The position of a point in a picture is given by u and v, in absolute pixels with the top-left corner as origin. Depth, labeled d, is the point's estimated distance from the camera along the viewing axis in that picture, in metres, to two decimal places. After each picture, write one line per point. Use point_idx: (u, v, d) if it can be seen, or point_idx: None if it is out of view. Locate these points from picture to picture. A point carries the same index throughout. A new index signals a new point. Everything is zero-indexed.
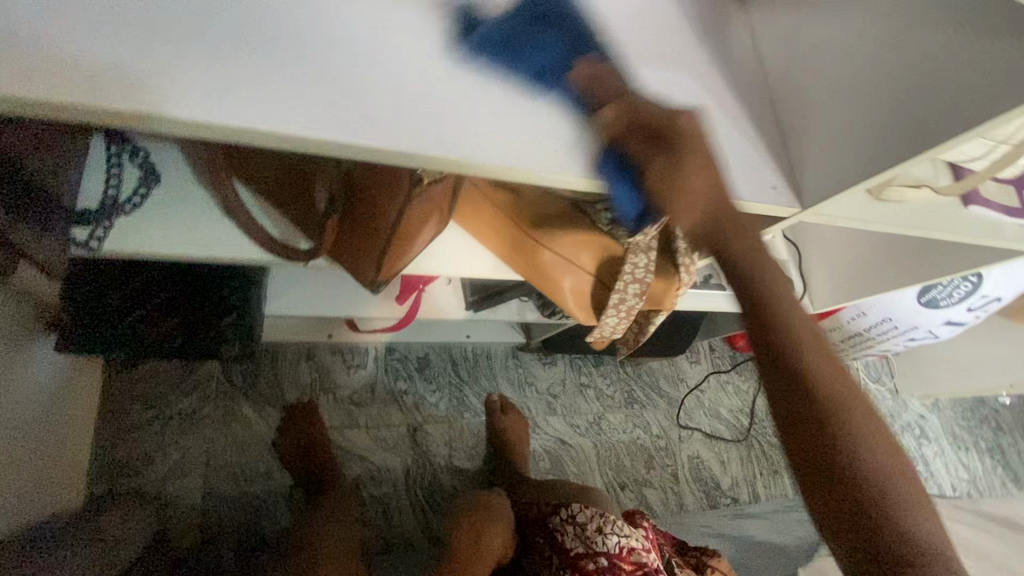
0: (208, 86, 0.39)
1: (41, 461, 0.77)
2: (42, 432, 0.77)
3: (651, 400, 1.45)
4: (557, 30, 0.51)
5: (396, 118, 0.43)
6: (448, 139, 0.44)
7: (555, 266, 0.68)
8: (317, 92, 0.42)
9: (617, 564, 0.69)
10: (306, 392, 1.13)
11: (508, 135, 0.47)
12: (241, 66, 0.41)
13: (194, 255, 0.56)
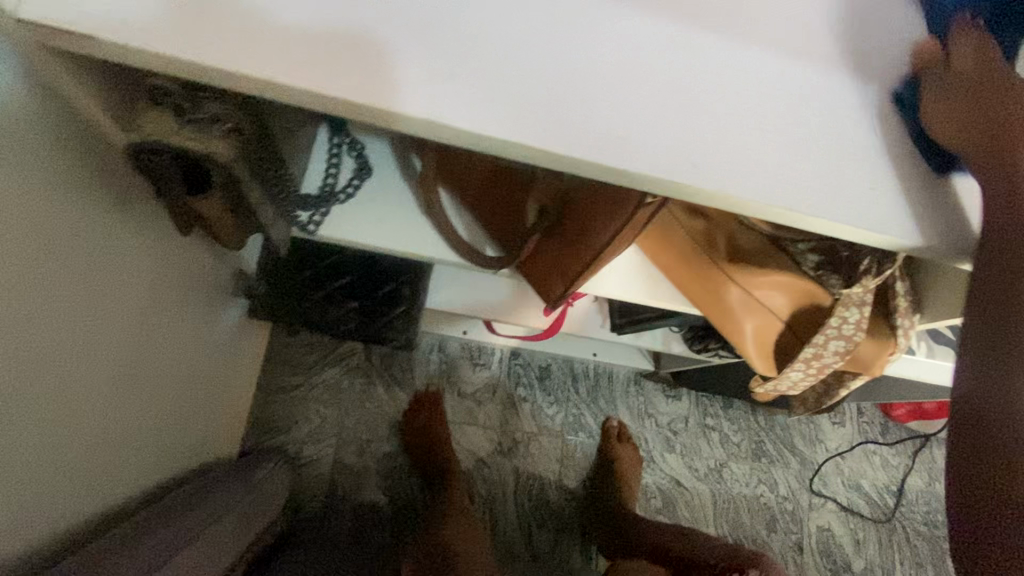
0: (455, 72, 0.34)
1: (203, 412, 0.85)
2: (210, 386, 0.85)
3: (782, 457, 1.31)
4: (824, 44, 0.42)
5: (636, 132, 0.36)
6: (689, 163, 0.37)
7: (743, 305, 0.62)
8: (560, 92, 0.36)
9: None
10: (434, 382, 1.16)
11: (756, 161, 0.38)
12: (482, 47, 0.35)
13: (393, 249, 0.58)
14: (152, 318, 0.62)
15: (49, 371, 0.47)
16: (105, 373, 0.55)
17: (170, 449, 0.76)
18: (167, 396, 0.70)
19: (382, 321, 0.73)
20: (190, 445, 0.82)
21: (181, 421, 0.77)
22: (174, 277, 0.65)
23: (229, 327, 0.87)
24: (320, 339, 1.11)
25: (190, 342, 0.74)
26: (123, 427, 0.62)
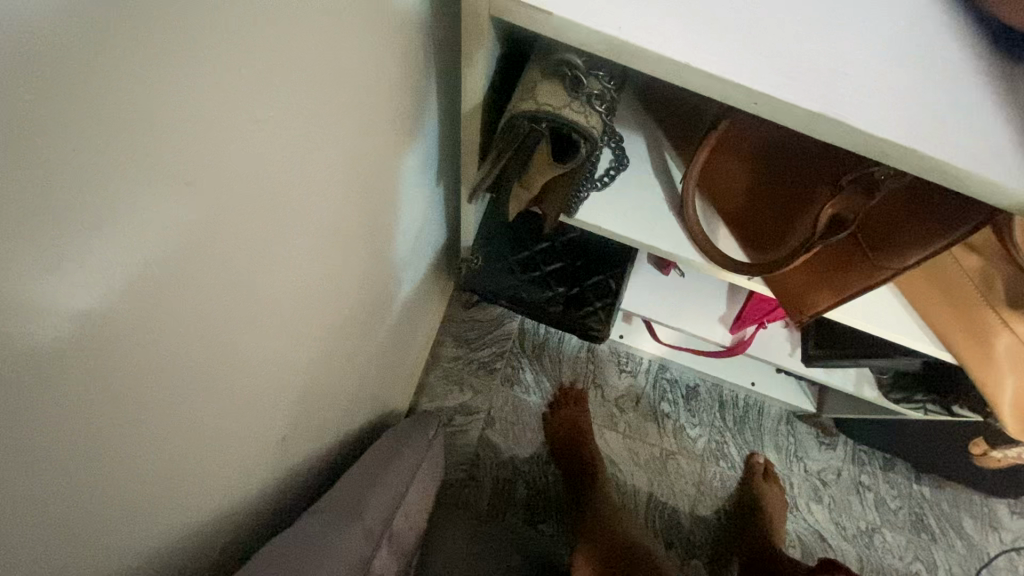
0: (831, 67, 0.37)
1: (393, 367, 0.93)
2: (401, 343, 0.92)
3: (947, 538, 1.16)
4: None
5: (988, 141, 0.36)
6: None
7: (1016, 358, 0.56)
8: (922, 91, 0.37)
9: None
10: (580, 378, 1.17)
11: None
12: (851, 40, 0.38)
13: (640, 240, 0.60)
14: (393, 268, 0.69)
15: (335, 295, 0.54)
16: (362, 311, 0.63)
17: (371, 394, 0.84)
18: (381, 341, 0.78)
19: (586, 310, 0.75)
20: (379, 394, 0.89)
21: (380, 369, 0.84)
22: (412, 231, 0.72)
23: (424, 290, 0.93)
24: (483, 318, 1.16)
25: (403, 293, 0.81)
26: (359, 362, 0.70)
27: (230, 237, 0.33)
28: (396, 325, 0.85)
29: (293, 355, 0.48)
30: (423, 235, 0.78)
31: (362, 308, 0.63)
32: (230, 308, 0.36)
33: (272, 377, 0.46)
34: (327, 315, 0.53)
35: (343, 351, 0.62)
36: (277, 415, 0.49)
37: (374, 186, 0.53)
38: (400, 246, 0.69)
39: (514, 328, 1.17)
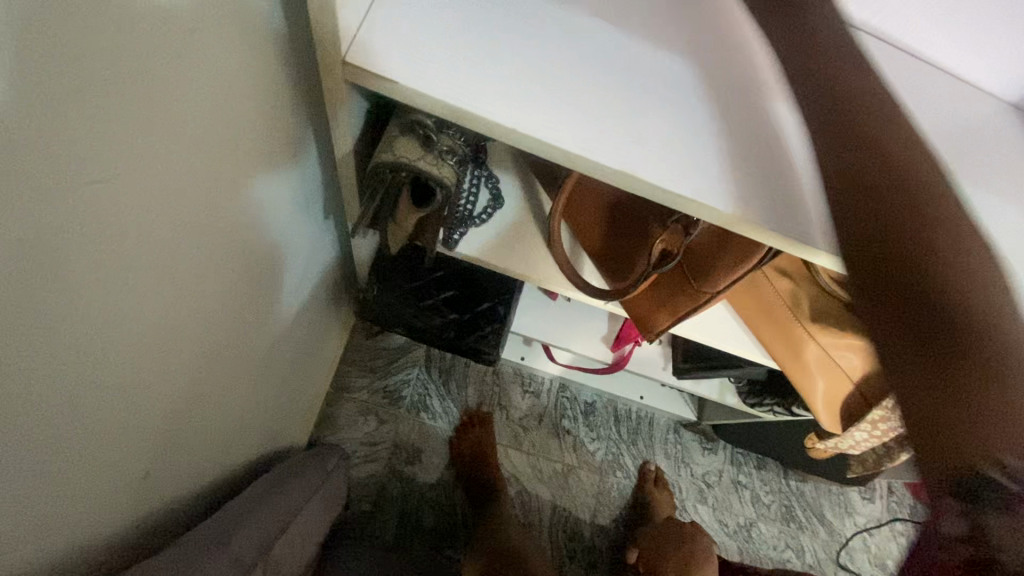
0: (561, 108, 0.44)
1: (285, 398, 0.92)
2: (293, 372, 0.91)
3: (811, 525, 1.33)
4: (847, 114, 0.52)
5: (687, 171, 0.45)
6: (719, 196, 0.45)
7: (820, 365, 0.68)
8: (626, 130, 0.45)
9: None
10: (486, 401, 1.21)
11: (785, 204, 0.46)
12: (576, 91, 0.45)
13: (515, 271, 0.66)
14: (277, 297, 0.70)
15: (209, 333, 0.54)
16: (240, 341, 0.63)
17: (257, 425, 0.83)
18: (267, 371, 0.78)
19: (476, 336, 0.80)
20: (268, 429, 0.88)
21: (269, 403, 0.84)
22: (295, 261, 0.73)
23: (316, 318, 0.93)
24: (388, 347, 1.18)
25: (292, 322, 0.81)
26: (241, 392, 0.70)
27: (88, 284, 0.34)
28: (288, 357, 0.85)
29: (160, 387, 0.48)
30: (313, 267, 0.80)
31: (240, 337, 0.63)
32: (88, 351, 0.37)
33: (135, 408, 0.46)
34: (196, 347, 0.53)
35: (218, 380, 0.61)
36: (143, 452, 0.49)
37: (246, 218, 0.54)
38: (283, 275, 0.70)
39: (420, 355, 1.19)
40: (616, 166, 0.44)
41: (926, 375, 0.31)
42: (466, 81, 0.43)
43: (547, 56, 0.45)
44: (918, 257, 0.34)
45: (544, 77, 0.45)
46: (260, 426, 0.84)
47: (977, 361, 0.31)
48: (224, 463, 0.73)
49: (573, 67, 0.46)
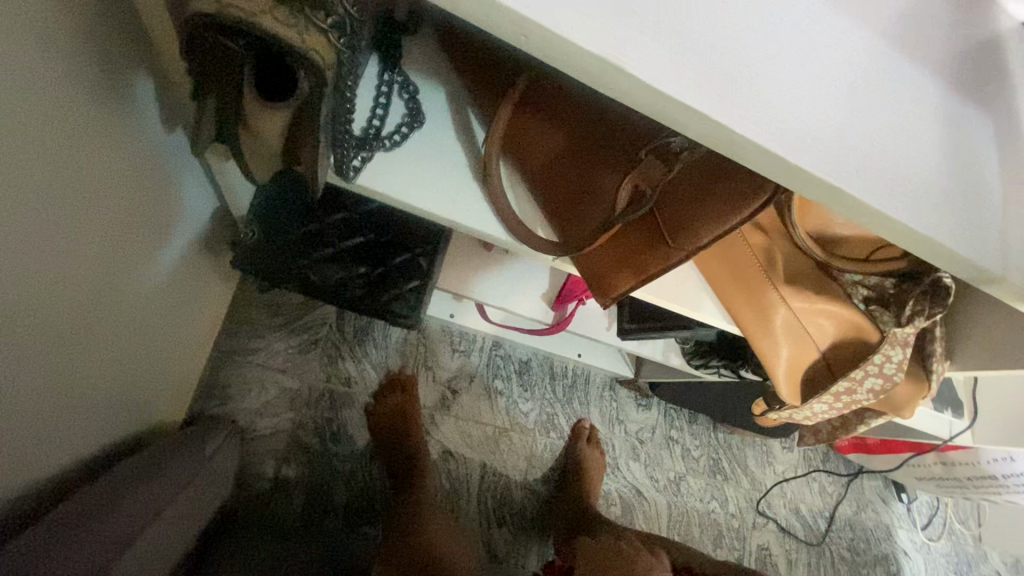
0: None
1: (152, 364, 0.72)
2: (160, 333, 0.71)
3: (735, 476, 1.35)
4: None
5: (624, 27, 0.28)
6: (661, 72, 0.29)
7: (788, 332, 0.60)
8: None
9: None
10: (409, 363, 1.07)
11: (743, 94, 0.30)
12: None
13: (439, 215, 0.50)
14: (92, 230, 0.50)
15: None
16: (40, 291, 0.44)
17: (109, 404, 0.64)
18: (109, 334, 0.58)
19: (389, 296, 0.64)
20: (128, 409, 0.69)
21: (123, 378, 0.65)
22: (120, 179, 0.52)
23: (186, 264, 0.73)
24: (289, 302, 0.99)
25: (135, 270, 0.60)
26: (60, 362, 0.50)
27: None
28: (144, 318, 0.65)
29: None
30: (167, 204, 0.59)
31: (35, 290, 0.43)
32: None
33: None
34: None
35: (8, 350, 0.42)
36: None
37: None
38: (98, 200, 0.50)
39: (330, 312, 1.02)
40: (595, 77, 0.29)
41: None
42: None
43: None
44: None
45: None
46: (114, 404, 0.65)
47: None
48: (55, 454, 0.54)
49: None
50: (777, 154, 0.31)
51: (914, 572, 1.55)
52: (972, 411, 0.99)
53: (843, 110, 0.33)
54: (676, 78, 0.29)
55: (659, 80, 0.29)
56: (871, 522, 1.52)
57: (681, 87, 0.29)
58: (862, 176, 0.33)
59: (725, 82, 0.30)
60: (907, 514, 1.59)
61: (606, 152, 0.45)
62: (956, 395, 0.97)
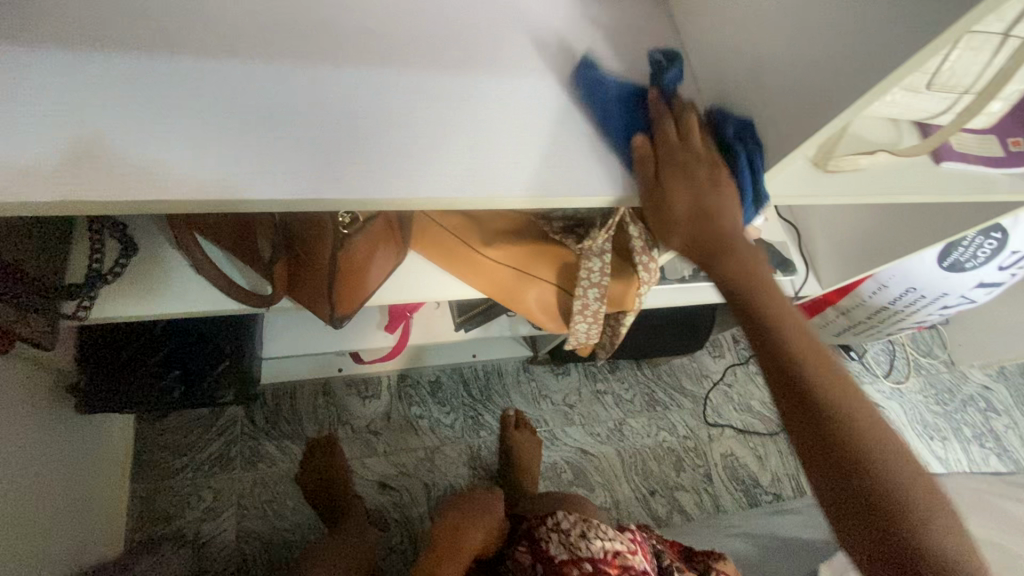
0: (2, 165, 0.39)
1: (65, 505, 0.83)
2: (60, 483, 0.81)
3: (675, 401, 1.43)
4: (323, 49, 0.49)
5: (98, 175, 0.40)
6: (128, 188, 0.40)
7: (516, 280, 0.70)
8: (62, 156, 0.40)
9: (602, 569, 0.64)
10: (326, 426, 1.17)
11: (209, 171, 0.42)
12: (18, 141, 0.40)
13: (179, 312, 0.62)
14: None
15: None
16: None
17: (30, 554, 0.74)
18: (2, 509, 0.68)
19: (207, 383, 0.76)
20: (56, 558, 0.80)
21: (39, 536, 0.76)
22: None
23: (63, 424, 0.82)
24: (197, 417, 1.11)
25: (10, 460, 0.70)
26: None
27: None
28: (46, 480, 0.78)
29: None
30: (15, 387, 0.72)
31: None
32: None
33: None
34: None
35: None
36: None
37: None
38: None
39: (238, 411, 1.13)
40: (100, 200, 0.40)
41: (813, 437, 0.48)
42: None
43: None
44: (807, 395, 0.48)
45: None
46: (40, 553, 0.76)
47: (836, 423, 0.48)
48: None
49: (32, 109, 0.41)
50: (261, 195, 0.42)
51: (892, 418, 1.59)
52: (808, 262, 1.07)
53: (317, 145, 0.45)
54: (143, 183, 0.41)
55: (133, 192, 0.40)
56: None
57: (126, 187, 0.40)
58: (347, 180, 0.44)
59: (193, 172, 0.42)
60: (864, 369, 1.64)
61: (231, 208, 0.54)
62: (785, 256, 1.05)
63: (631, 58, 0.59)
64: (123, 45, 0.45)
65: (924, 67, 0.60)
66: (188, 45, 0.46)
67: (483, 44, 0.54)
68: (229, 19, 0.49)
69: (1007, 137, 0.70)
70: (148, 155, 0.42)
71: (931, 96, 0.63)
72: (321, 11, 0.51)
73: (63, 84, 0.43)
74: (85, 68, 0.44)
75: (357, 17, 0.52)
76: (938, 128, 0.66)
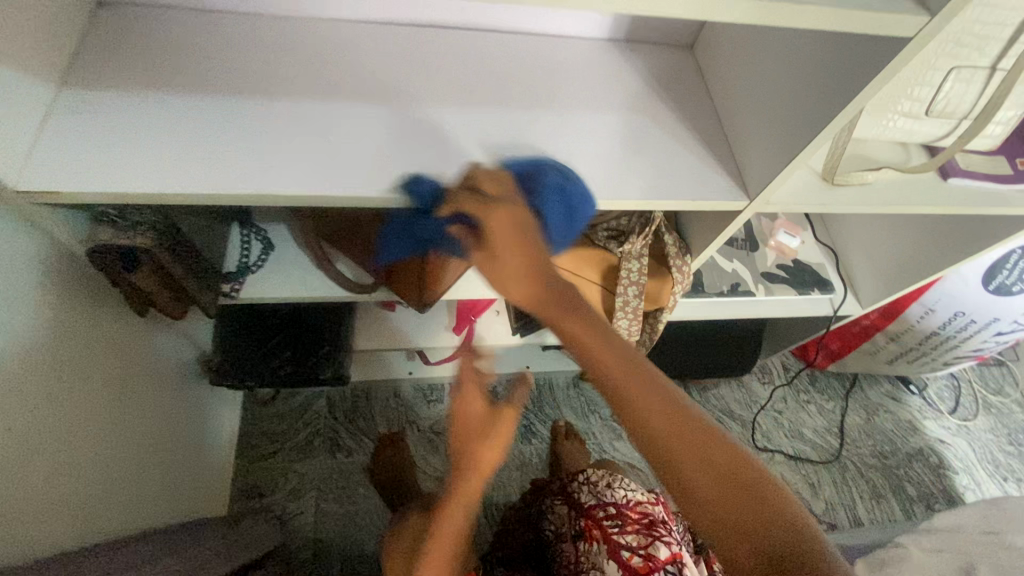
0: (211, 165, 0.57)
1: (169, 475, 0.89)
2: (167, 451, 0.88)
3: (723, 424, 1.46)
4: (424, 95, 0.67)
5: (273, 174, 0.58)
6: (292, 185, 0.58)
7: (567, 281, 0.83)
8: (248, 160, 0.58)
9: (624, 511, 0.73)
10: (395, 424, 1.31)
11: (345, 176, 0.60)
12: (218, 149, 0.58)
13: (298, 295, 0.79)
14: (160, 394, 0.86)
15: (107, 408, 0.71)
16: (137, 414, 0.79)
17: (176, 494, 0.92)
18: (145, 444, 0.81)
19: (311, 363, 0.92)
20: (186, 502, 0.97)
21: (181, 481, 0.94)
22: (167, 365, 0.88)
23: (177, 402, 0.93)
24: (289, 409, 1.28)
25: (136, 409, 0.78)
26: (76, 454, 0.65)
27: None
28: (189, 439, 0.98)
29: (69, 435, 0.63)
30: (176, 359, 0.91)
31: (135, 421, 0.78)
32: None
33: (53, 455, 0.60)
34: (98, 420, 0.69)
35: (31, 408, 0.57)
36: (63, 496, 0.62)
37: (117, 332, 0.73)
38: (161, 378, 0.86)
39: (322, 406, 1.30)
40: (276, 193, 0.58)
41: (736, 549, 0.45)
42: (134, 168, 0.55)
43: (199, 132, 0.59)
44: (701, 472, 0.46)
45: (192, 151, 0.57)
46: (142, 511, 0.80)
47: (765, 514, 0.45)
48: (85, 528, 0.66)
49: (226, 128, 0.60)
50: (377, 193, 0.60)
51: (960, 457, 1.53)
52: (846, 283, 1.13)
53: (418, 161, 0.63)
54: (302, 182, 0.59)
55: (297, 187, 0.58)
56: (889, 424, 1.54)
57: (291, 184, 0.58)
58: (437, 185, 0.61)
59: (335, 175, 0.60)
60: (926, 404, 1.59)
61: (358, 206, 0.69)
62: (823, 276, 1.11)
63: (659, 96, 0.74)
64: (296, 90, 0.65)
65: (917, 97, 0.70)
66: (340, 90, 0.65)
67: (540, 91, 0.71)
68: (360, 73, 0.67)
69: (1016, 157, 0.77)
70: (304, 164, 0.60)
71: (929, 120, 0.72)
72: (423, 67, 0.70)
73: (245, 112, 0.61)
74: (259, 103, 0.62)
75: (449, 73, 0.70)
76: (941, 149, 0.75)
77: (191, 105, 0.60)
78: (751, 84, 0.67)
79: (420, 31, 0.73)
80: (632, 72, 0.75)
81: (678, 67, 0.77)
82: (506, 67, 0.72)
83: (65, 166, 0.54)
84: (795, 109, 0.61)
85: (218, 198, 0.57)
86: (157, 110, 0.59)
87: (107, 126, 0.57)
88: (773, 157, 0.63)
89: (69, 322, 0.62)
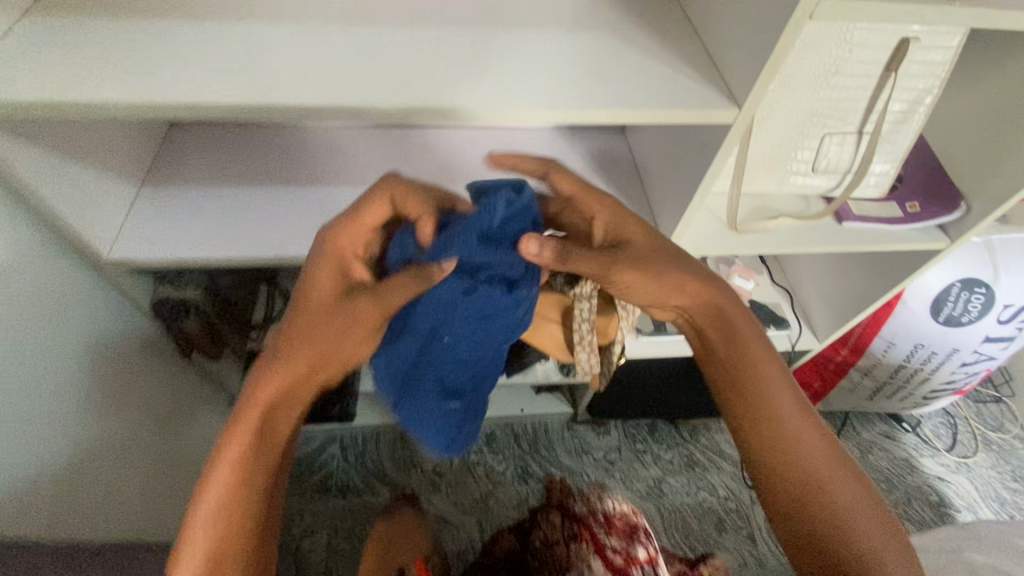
0: (243, 237, 0.77)
1: (164, 503, 0.89)
2: (163, 477, 0.89)
3: (714, 463, 1.52)
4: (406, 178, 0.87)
5: (288, 242, 0.77)
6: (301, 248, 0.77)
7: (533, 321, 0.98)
8: (270, 232, 0.78)
9: (610, 517, 0.84)
10: (401, 466, 1.43)
11: None
12: (248, 225, 0.78)
13: None
14: (209, 429, 1.06)
15: (166, 431, 0.91)
16: (188, 441, 0.98)
17: None
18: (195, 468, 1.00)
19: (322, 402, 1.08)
20: None
21: None
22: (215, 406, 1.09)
23: (175, 434, 0.94)
24: (306, 453, 1.42)
25: (120, 431, 0.78)
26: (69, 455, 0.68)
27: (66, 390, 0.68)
28: None
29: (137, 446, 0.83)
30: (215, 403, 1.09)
31: (186, 445, 0.97)
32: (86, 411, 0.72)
33: (124, 459, 0.79)
34: (159, 439, 0.88)
35: (104, 393, 0.76)
36: (129, 493, 0.80)
37: (179, 373, 0.95)
38: (209, 415, 1.06)
39: (336, 450, 1.44)
40: (290, 255, 0.76)
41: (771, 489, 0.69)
42: (188, 242, 0.75)
43: (236, 214, 0.79)
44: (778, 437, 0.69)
45: (229, 228, 0.77)
46: (156, 518, 0.87)
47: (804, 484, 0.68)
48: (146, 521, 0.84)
49: (255, 210, 0.80)
50: None
51: (962, 494, 1.53)
52: (802, 320, 1.24)
53: None
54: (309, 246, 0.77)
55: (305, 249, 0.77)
56: (885, 461, 1.57)
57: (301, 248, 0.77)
58: None
59: None
60: (922, 441, 1.61)
61: (398, 190, 0.61)
62: (779, 314, 1.23)
63: (595, 169, 0.92)
64: (308, 178, 0.85)
65: (802, 158, 0.87)
66: (342, 178, 0.86)
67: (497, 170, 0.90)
68: (358, 164, 0.88)
69: (905, 201, 0.91)
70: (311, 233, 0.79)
71: (817, 176, 0.88)
72: (407, 157, 0.90)
73: (270, 197, 0.82)
74: (280, 190, 0.83)
75: (427, 160, 0.90)
76: (834, 199, 0.90)
77: (231, 195, 0.81)
78: (660, 156, 0.85)
79: (406, 129, 0.94)
80: (574, 151, 0.94)
81: (612, 145, 0.96)
82: (471, 153, 0.92)
83: (140, 243, 0.74)
84: (687, 174, 0.78)
85: (247, 261, 0.76)
86: (205, 199, 0.80)
87: (171, 214, 0.78)
88: (678, 211, 0.79)
89: (141, 360, 0.84)
